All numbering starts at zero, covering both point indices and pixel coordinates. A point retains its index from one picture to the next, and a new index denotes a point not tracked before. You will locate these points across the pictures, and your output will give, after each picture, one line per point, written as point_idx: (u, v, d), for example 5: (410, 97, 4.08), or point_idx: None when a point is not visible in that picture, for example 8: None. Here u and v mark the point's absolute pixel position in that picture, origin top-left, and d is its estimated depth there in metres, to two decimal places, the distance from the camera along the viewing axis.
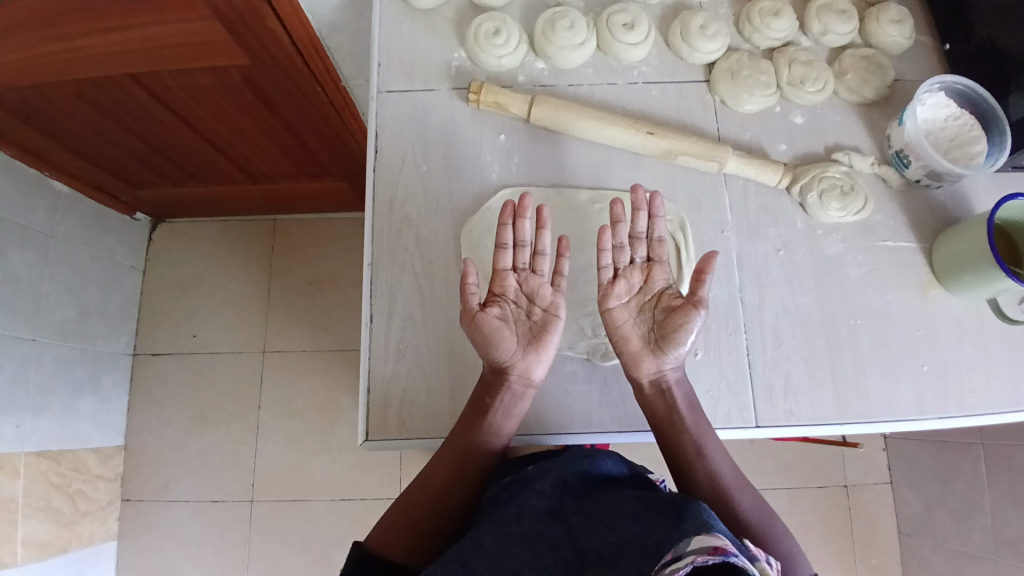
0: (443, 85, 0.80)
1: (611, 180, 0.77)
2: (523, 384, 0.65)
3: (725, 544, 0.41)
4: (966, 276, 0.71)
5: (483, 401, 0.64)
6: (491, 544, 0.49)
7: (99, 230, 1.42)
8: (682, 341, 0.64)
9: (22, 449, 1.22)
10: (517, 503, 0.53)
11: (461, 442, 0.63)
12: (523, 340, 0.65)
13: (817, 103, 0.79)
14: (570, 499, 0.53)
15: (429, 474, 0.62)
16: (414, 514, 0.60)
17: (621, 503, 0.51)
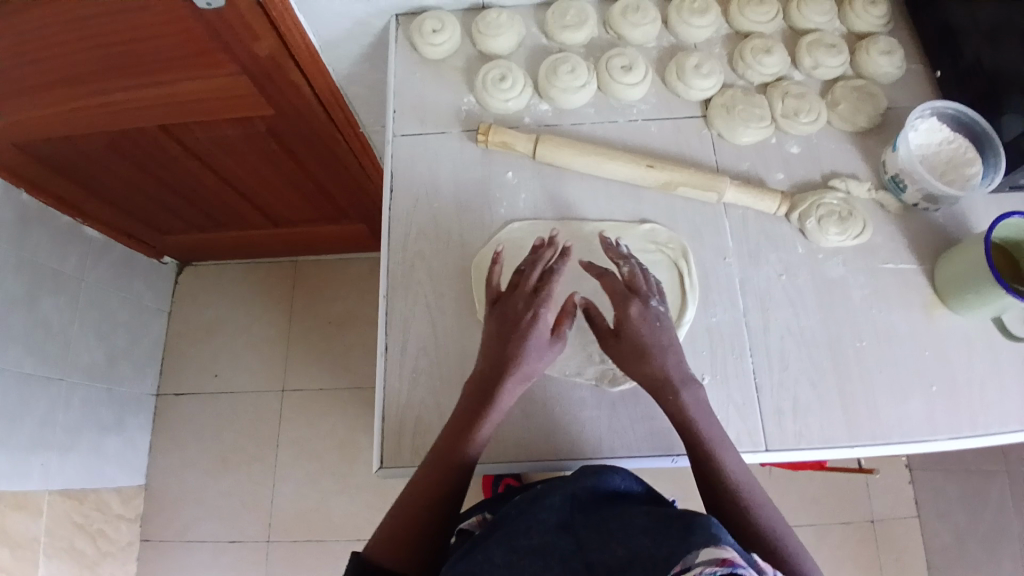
0: (454, 128, 0.85)
1: (615, 211, 0.80)
2: (518, 383, 0.66)
3: (732, 557, 0.41)
4: (969, 295, 0.72)
5: (478, 404, 0.65)
6: (500, 557, 0.52)
7: (127, 275, 1.49)
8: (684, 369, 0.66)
9: (47, 488, 1.25)
10: (527, 519, 0.56)
11: (455, 449, 0.63)
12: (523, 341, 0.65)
13: (812, 132, 0.82)
14: (579, 513, 0.56)
15: (422, 483, 0.62)
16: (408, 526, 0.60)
17: (631, 516, 0.52)
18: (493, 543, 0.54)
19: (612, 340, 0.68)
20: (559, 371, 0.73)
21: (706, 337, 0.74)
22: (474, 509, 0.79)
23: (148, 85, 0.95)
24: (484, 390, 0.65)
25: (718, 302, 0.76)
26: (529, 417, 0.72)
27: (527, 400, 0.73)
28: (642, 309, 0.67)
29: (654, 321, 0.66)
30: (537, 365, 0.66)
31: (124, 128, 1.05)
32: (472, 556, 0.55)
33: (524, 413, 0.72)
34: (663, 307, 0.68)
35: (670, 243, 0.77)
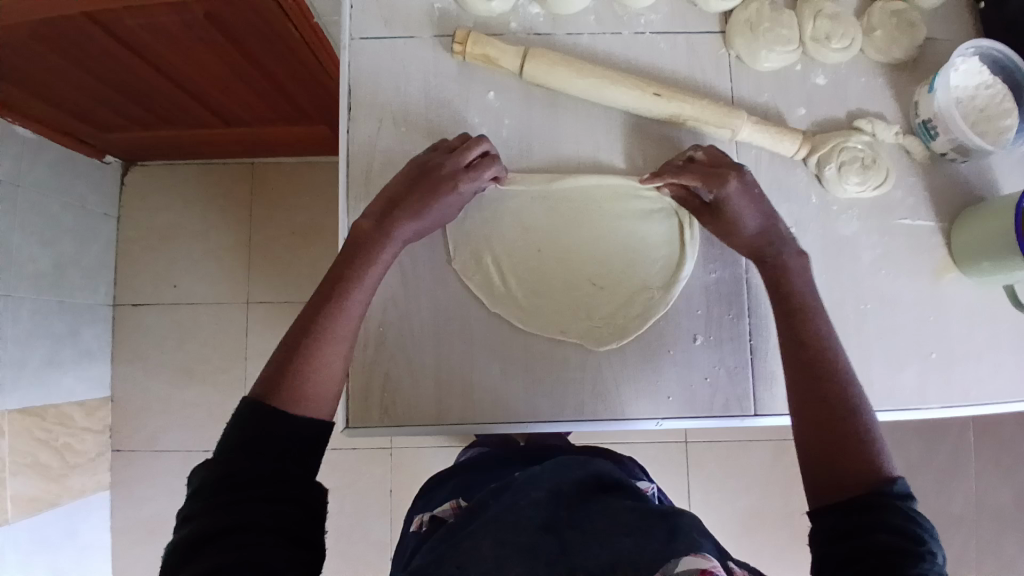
0: (425, 33, 0.71)
1: (611, 147, 0.70)
2: (407, 232, 0.63)
3: (712, 567, 0.40)
4: (985, 262, 0.67)
5: (363, 248, 0.60)
6: (487, 549, 0.45)
7: (68, 176, 1.33)
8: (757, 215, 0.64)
9: (4, 407, 1.18)
10: (509, 511, 0.49)
11: (341, 296, 0.57)
12: (416, 196, 0.63)
13: (841, 62, 0.71)
14: (564, 510, 0.50)
15: (306, 328, 0.55)
16: (299, 371, 0.52)
17: (616, 514, 0.49)
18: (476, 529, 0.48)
19: (708, 216, 0.66)
20: (542, 330, 0.67)
21: (703, 295, 0.68)
22: (451, 470, 0.77)
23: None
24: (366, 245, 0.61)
25: (719, 258, 0.69)
26: (508, 376, 0.67)
27: (506, 356, 0.67)
28: (741, 183, 0.63)
29: (754, 190, 0.64)
30: (430, 219, 0.64)
31: (45, 16, 0.87)
32: (454, 548, 0.47)
33: (502, 371, 0.67)
34: (747, 172, 0.65)
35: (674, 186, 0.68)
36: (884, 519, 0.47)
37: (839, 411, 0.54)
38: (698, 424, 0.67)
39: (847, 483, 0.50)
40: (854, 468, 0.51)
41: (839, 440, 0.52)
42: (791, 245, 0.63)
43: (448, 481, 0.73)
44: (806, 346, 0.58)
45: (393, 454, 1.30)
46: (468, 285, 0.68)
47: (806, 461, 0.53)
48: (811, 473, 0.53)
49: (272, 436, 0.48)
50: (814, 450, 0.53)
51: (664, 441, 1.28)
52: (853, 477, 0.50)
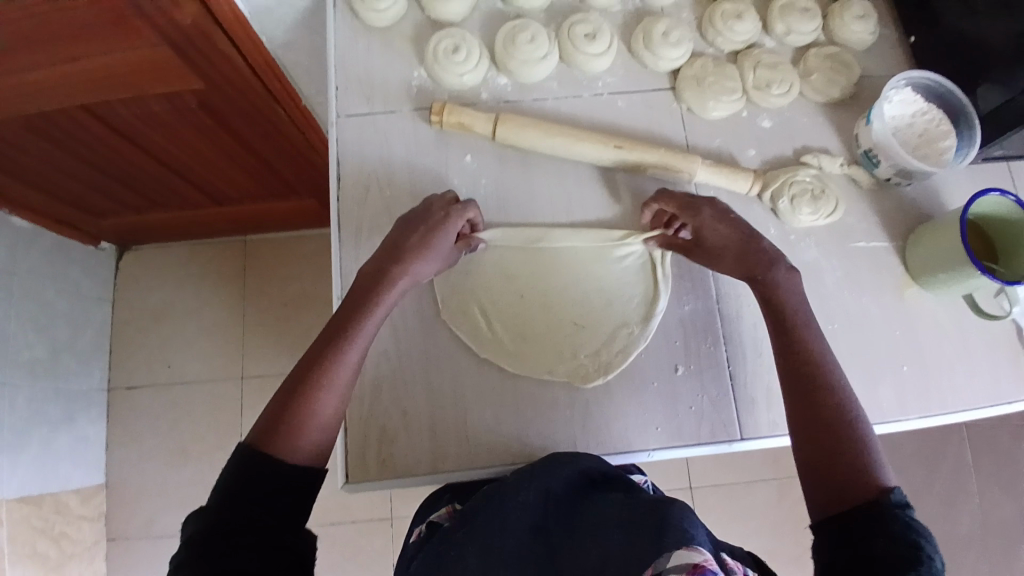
0: (404, 107, 0.78)
1: (581, 197, 0.76)
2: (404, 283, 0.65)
3: (704, 560, 0.41)
4: (940, 274, 0.72)
5: (360, 299, 0.63)
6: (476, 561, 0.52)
7: (63, 261, 1.37)
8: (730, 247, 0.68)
9: (2, 497, 1.17)
10: (500, 517, 0.56)
11: (338, 348, 0.60)
12: (413, 247, 0.66)
13: (784, 106, 0.78)
14: (552, 509, 0.56)
15: (303, 381, 0.58)
16: (293, 424, 0.56)
17: (603, 511, 0.53)
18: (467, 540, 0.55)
19: (695, 252, 0.70)
20: (530, 372, 0.70)
21: (680, 327, 0.72)
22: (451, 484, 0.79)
23: (68, 60, 0.84)
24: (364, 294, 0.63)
25: (691, 291, 0.73)
26: (501, 420, 0.69)
27: (498, 401, 0.70)
28: (715, 210, 0.69)
29: (729, 215, 0.68)
30: (425, 269, 0.67)
31: (41, 108, 0.94)
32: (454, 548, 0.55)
33: (494, 416, 0.69)
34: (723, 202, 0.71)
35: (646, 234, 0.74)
36: (885, 530, 0.50)
37: (837, 427, 0.57)
38: (688, 452, 0.69)
39: (849, 497, 0.53)
40: (853, 483, 0.54)
41: (838, 455, 0.55)
42: (779, 261, 0.66)
43: (440, 496, 0.75)
44: (804, 364, 0.60)
45: (393, 526, 1.30)
46: (457, 333, 0.71)
47: (807, 476, 0.56)
48: (814, 487, 0.56)
49: (261, 488, 0.52)
50: (815, 466, 0.56)
51: (667, 485, 1.28)
52: (853, 491, 0.54)
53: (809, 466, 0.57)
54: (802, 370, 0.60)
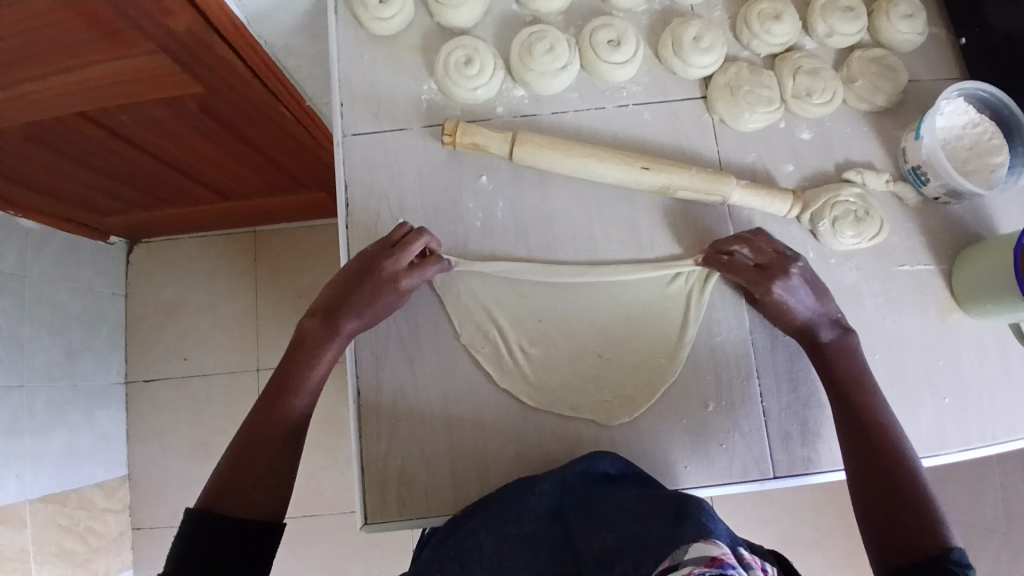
0: (414, 124, 0.73)
1: (604, 218, 0.71)
2: (350, 330, 0.65)
3: (722, 553, 0.40)
4: (989, 303, 0.67)
5: (307, 349, 0.64)
6: (490, 544, 0.53)
7: (75, 262, 1.36)
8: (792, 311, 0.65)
9: (26, 498, 1.22)
10: (517, 506, 0.56)
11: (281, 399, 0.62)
12: (359, 289, 0.65)
13: (825, 115, 0.72)
14: (569, 498, 0.57)
15: (250, 431, 0.60)
16: (244, 475, 0.58)
17: (621, 503, 0.53)
18: (483, 525, 0.56)
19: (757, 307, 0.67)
20: (552, 407, 0.67)
21: (710, 359, 0.68)
22: None
23: (64, 70, 0.80)
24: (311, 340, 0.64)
25: (723, 321, 0.69)
26: (522, 459, 0.67)
27: (520, 440, 0.67)
28: (785, 285, 0.64)
29: (799, 286, 0.65)
30: (376, 312, 0.66)
31: (39, 116, 0.90)
32: (465, 533, 0.56)
33: (516, 455, 0.67)
34: (802, 263, 0.66)
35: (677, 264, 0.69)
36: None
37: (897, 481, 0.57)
38: (719, 490, 0.66)
39: (910, 550, 0.53)
40: (911, 537, 0.53)
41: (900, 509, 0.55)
42: (836, 325, 0.65)
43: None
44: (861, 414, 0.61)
45: None
46: (477, 362, 0.68)
47: (865, 525, 0.57)
48: (872, 537, 0.56)
49: (214, 546, 0.53)
50: (874, 517, 0.56)
51: None
52: (913, 544, 0.53)
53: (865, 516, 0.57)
54: (860, 421, 0.61)
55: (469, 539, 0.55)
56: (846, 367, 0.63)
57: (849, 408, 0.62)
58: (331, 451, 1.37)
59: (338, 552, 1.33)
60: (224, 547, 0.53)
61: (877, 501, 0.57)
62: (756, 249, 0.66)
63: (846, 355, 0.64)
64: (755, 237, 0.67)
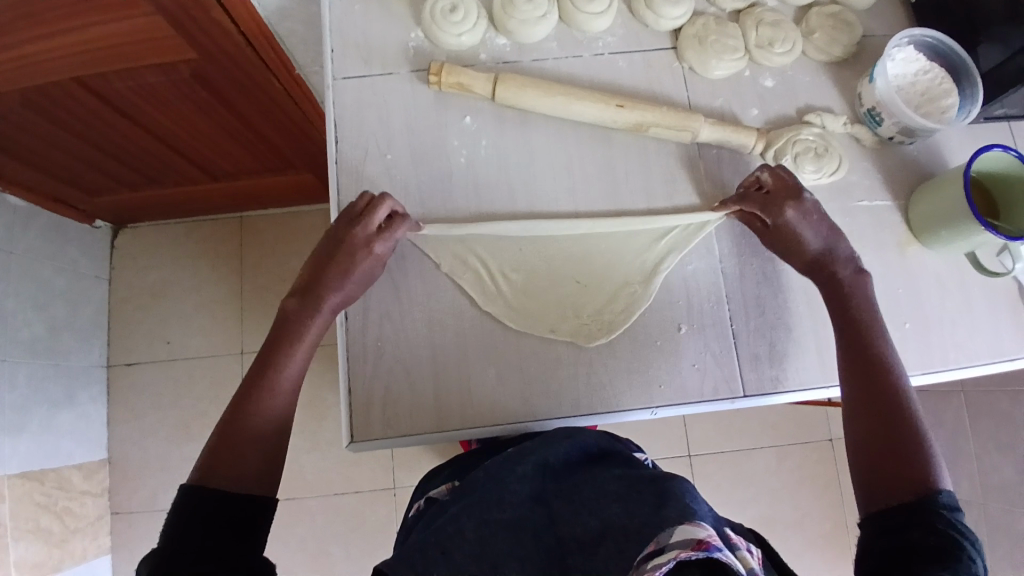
0: (402, 68, 0.77)
1: (584, 157, 0.75)
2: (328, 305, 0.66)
3: (709, 536, 0.40)
4: (943, 232, 0.72)
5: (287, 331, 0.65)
6: (471, 531, 0.49)
7: (59, 241, 1.31)
8: (803, 237, 0.68)
9: (3, 472, 1.14)
10: (498, 490, 0.53)
11: (268, 381, 0.62)
12: (334, 267, 0.66)
13: (786, 65, 0.78)
14: (550, 483, 0.55)
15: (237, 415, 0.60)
16: (232, 462, 0.58)
17: (602, 484, 0.52)
18: (462, 508, 0.52)
19: (771, 244, 0.70)
20: (532, 329, 0.70)
21: (683, 286, 0.72)
22: (450, 460, 0.81)
23: (60, 29, 0.80)
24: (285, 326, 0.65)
25: (693, 251, 0.73)
26: (505, 380, 0.69)
27: (503, 361, 0.70)
28: (799, 210, 0.68)
29: (814, 214, 0.69)
30: (352, 288, 0.67)
31: (31, 81, 0.89)
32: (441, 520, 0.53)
33: (499, 375, 0.69)
34: (814, 197, 0.70)
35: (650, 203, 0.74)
36: (924, 525, 0.51)
37: (894, 427, 0.58)
38: (691, 408, 0.69)
39: (897, 492, 0.55)
40: (903, 484, 0.55)
41: (892, 458, 0.57)
42: (851, 265, 0.68)
43: (448, 467, 0.79)
44: (868, 359, 0.63)
45: (397, 495, 1.34)
46: (460, 287, 0.71)
47: (857, 465, 0.59)
48: (865, 485, 0.57)
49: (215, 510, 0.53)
50: (868, 462, 0.58)
51: (668, 457, 1.38)
52: (902, 490, 0.55)
53: (857, 458, 0.59)
54: (866, 365, 0.63)
55: (449, 524, 0.50)
56: (858, 311, 0.66)
57: (858, 354, 0.64)
58: (322, 425, 1.36)
59: (327, 528, 1.32)
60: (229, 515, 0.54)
61: (872, 452, 0.58)
62: (774, 177, 0.70)
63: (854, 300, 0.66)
64: (774, 168, 0.71)
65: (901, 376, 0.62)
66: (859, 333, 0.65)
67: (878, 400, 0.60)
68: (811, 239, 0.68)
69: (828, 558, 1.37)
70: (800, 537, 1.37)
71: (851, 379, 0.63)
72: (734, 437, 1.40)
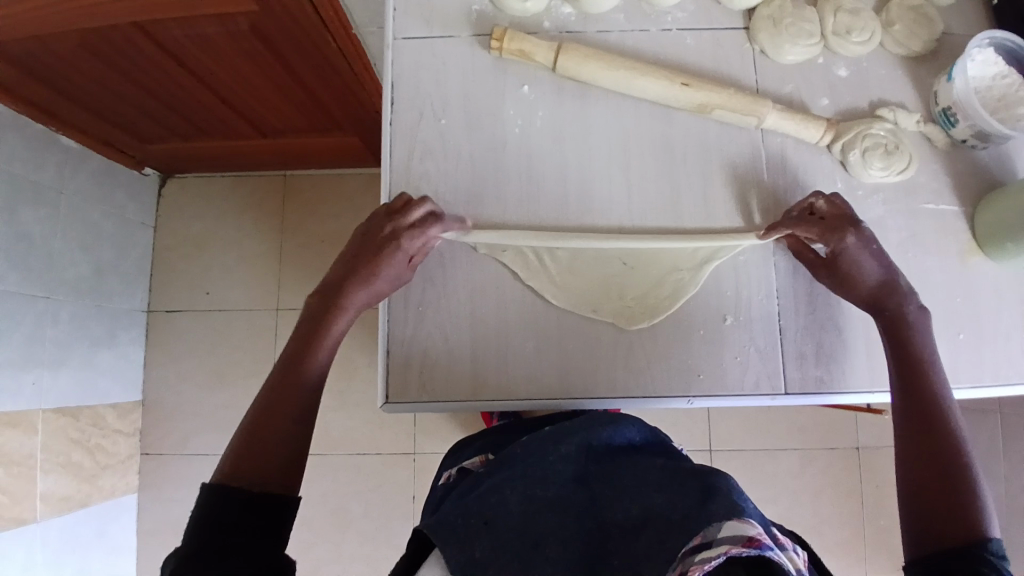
0: (463, 32, 0.75)
1: (642, 136, 0.73)
2: (355, 308, 0.67)
3: (760, 536, 0.40)
4: (1009, 243, 0.68)
5: (314, 332, 0.65)
6: (516, 505, 0.50)
7: (110, 185, 1.34)
8: (864, 270, 0.66)
9: (41, 406, 1.19)
10: (542, 468, 0.53)
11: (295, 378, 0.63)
12: (363, 273, 0.66)
13: (862, 55, 0.74)
14: (593, 466, 0.54)
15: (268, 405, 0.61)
16: (259, 451, 0.58)
17: (646, 472, 0.51)
18: (507, 483, 0.52)
19: (824, 272, 0.68)
20: (574, 306, 0.69)
21: (732, 276, 0.70)
22: (485, 432, 0.82)
23: None
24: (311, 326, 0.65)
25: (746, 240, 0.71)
26: (543, 354, 0.69)
27: (542, 336, 0.69)
28: (859, 237, 0.66)
29: (874, 245, 0.66)
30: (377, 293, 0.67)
31: (95, 25, 0.90)
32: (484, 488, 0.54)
33: (537, 349, 0.69)
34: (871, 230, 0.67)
35: (706, 189, 0.72)
36: (975, 569, 0.49)
37: (945, 472, 0.56)
38: (729, 401, 0.68)
39: (946, 539, 0.53)
40: (953, 527, 0.53)
41: (945, 498, 0.55)
42: (915, 298, 0.65)
43: (477, 441, 0.80)
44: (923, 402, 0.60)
45: (416, 461, 1.36)
46: (504, 258, 0.70)
47: (905, 505, 0.57)
48: (912, 521, 0.56)
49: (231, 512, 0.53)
50: (916, 505, 0.56)
51: (688, 449, 1.37)
52: (952, 532, 0.53)
53: (908, 494, 0.57)
54: (920, 406, 0.60)
55: (492, 494, 0.51)
56: (917, 353, 0.63)
57: (913, 395, 0.61)
58: (347, 385, 1.38)
59: (345, 486, 1.35)
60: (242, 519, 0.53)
61: (923, 489, 0.56)
62: (831, 204, 0.68)
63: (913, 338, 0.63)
64: (831, 193, 0.69)
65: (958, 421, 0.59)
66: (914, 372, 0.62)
67: (932, 443, 0.58)
68: (871, 271, 0.66)
69: (841, 566, 1.35)
70: (815, 543, 1.35)
71: (904, 420, 0.61)
72: (757, 436, 1.38)
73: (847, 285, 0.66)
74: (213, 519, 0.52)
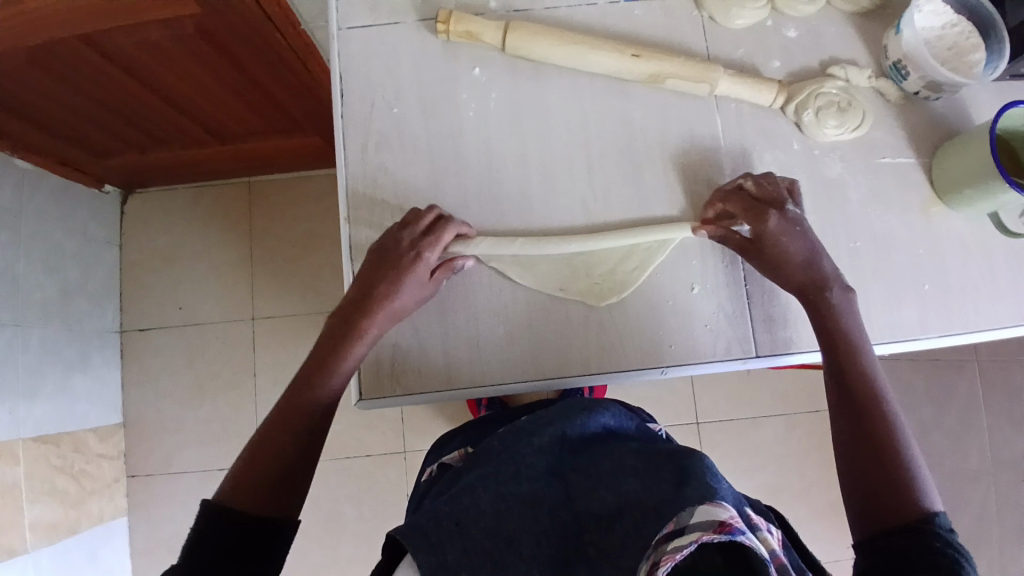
0: (409, 17, 0.74)
1: (598, 112, 0.73)
2: (379, 326, 0.65)
3: (732, 520, 0.40)
4: (967, 190, 0.69)
5: (334, 349, 0.63)
6: (487, 503, 0.49)
7: (69, 204, 1.30)
8: (788, 250, 0.65)
9: (20, 434, 1.16)
10: (516, 463, 0.53)
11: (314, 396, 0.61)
12: (382, 289, 0.64)
13: (810, 15, 0.75)
14: (568, 457, 0.54)
15: (275, 426, 0.60)
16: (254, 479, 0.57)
17: (620, 458, 0.52)
18: (479, 481, 0.52)
19: (753, 253, 0.67)
20: (542, 287, 0.69)
21: (697, 245, 0.70)
22: (464, 425, 0.81)
23: None
24: (332, 343, 0.64)
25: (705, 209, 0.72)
26: (515, 339, 0.68)
27: (512, 319, 0.69)
28: (783, 219, 0.66)
29: (797, 226, 0.66)
30: (402, 306, 0.65)
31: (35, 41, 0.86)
32: (461, 488, 0.53)
33: (508, 333, 0.68)
34: (800, 210, 0.68)
35: (667, 160, 0.72)
36: (924, 544, 0.50)
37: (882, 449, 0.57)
38: (702, 368, 0.68)
39: (892, 513, 0.54)
40: (899, 501, 0.54)
41: (887, 472, 0.56)
42: (840, 282, 0.66)
43: (459, 434, 0.79)
44: (850, 382, 0.61)
45: (407, 458, 1.36)
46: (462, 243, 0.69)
47: (848, 485, 0.58)
48: (856, 498, 0.56)
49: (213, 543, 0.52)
50: (855, 482, 0.57)
51: (674, 424, 1.38)
52: (898, 505, 0.54)
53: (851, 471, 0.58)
54: (853, 390, 0.61)
55: (464, 495, 0.51)
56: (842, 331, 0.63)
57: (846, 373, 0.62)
58: None
59: (338, 490, 1.34)
60: (230, 543, 0.52)
61: (866, 465, 0.57)
62: (758, 184, 0.68)
63: (842, 320, 0.64)
64: (759, 176, 0.69)
65: (886, 392, 0.60)
66: (845, 355, 0.63)
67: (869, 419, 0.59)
68: (795, 251, 0.66)
69: (833, 524, 1.38)
70: (805, 504, 1.38)
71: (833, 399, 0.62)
72: (741, 403, 1.39)
73: (773, 264, 0.66)
74: (202, 542, 0.51)
